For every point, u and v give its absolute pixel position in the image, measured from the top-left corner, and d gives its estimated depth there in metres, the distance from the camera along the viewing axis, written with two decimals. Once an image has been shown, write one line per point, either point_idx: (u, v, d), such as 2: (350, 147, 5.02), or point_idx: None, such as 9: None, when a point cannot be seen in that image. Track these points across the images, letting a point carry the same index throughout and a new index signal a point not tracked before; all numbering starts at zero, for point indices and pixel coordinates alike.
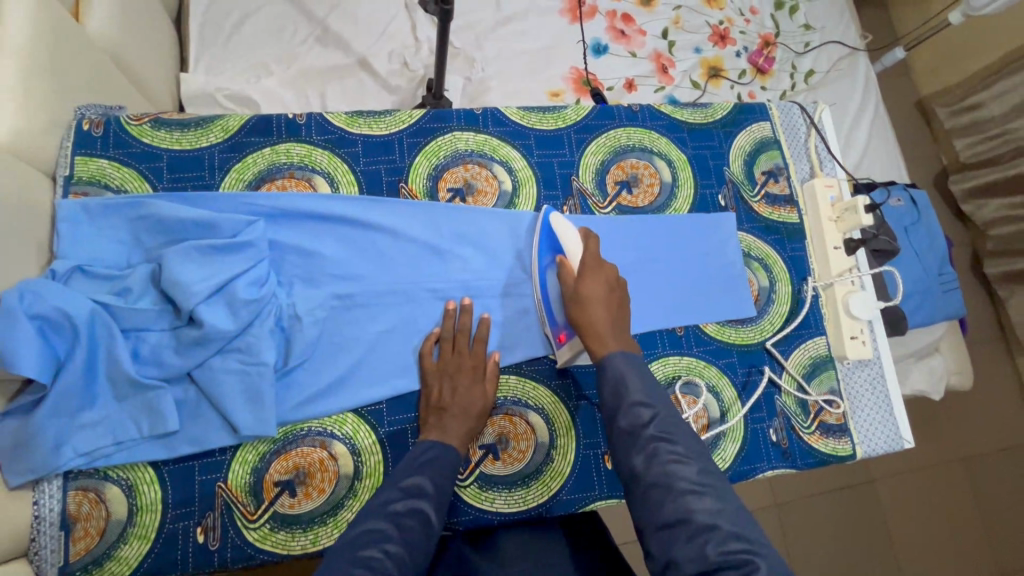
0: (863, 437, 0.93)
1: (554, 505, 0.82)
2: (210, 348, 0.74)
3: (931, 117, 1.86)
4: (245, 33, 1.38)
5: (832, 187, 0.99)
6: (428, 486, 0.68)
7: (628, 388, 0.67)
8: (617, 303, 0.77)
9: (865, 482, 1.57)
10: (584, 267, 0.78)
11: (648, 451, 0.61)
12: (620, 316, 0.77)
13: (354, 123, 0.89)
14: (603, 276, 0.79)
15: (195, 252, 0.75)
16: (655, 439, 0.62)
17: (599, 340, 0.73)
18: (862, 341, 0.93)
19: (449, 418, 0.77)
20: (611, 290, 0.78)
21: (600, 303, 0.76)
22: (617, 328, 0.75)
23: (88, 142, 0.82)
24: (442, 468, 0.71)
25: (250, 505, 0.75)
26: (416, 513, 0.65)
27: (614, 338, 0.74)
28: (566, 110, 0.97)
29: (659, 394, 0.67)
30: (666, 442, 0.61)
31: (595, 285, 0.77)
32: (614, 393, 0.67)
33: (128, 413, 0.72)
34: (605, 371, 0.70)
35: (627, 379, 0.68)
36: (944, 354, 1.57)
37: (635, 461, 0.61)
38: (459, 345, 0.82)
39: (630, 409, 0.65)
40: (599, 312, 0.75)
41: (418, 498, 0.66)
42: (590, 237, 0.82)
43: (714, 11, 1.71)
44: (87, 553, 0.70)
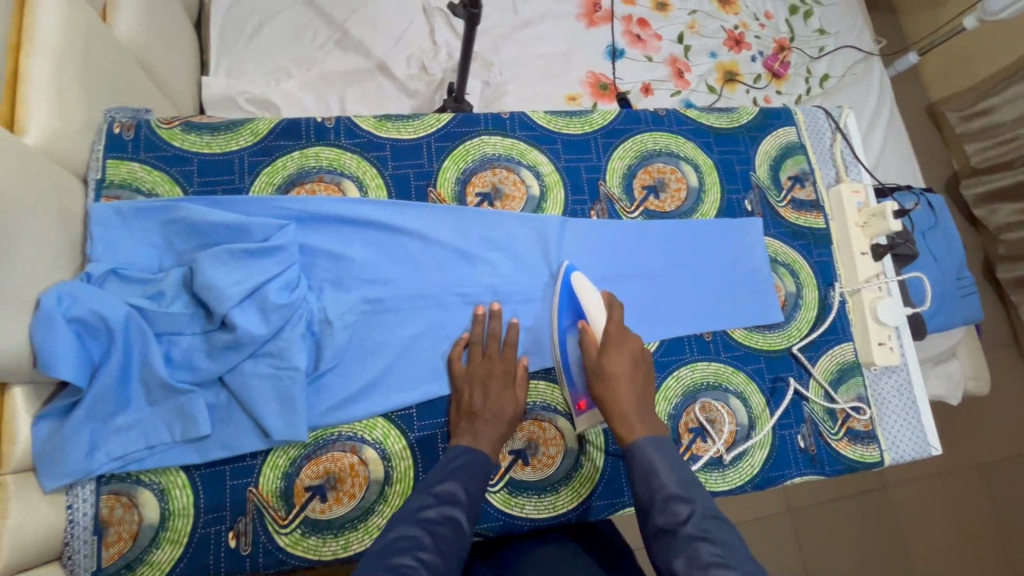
0: (891, 443, 0.93)
1: (584, 511, 0.82)
2: (243, 352, 0.74)
3: (942, 121, 1.85)
4: (264, 36, 1.38)
5: (858, 193, 0.99)
6: (461, 495, 0.68)
7: (661, 478, 0.68)
8: (642, 379, 0.78)
9: (879, 488, 1.57)
10: (608, 342, 0.79)
11: (688, 552, 0.60)
12: (646, 393, 0.77)
13: (383, 127, 0.89)
14: (627, 349, 0.79)
15: (227, 256, 0.75)
16: (694, 537, 0.61)
17: (627, 421, 0.74)
18: (890, 347, 0.93)
19: (480, 424, 0.76)
20: (635, 364, 0.78)
21: (625, 380, 0.76)
22: (643, 406, 0.76)
23: (119, 145, 0.82)
24: (474, 474, 0.71)
25: (282, 510, 0.75)
26: (449, 519, 0.65)
27: (641, 418, 0.74)
28: (593, 115, 0.97)
29: (692, 484, 0.67)
30: (707, 542, 0.61)
31: (620, 360, 0.78)
32: (647, 484, 0.68)
33: (161, 417, 0.72)
34: (636, 458, 0.71)
35: (659, 469, 0.69)
36: (960, 359, 1.57)
37: (675, 563, 0.61)
38: (491, 352, 0.81)
39: (666, 505, 0.65)
40: (625, 389, 0.76)
41: (450, 505, 0.66)
42: (613, 305, 0.83)
43: (729, 16, 1.71)
44: (120, 557, 0.70)
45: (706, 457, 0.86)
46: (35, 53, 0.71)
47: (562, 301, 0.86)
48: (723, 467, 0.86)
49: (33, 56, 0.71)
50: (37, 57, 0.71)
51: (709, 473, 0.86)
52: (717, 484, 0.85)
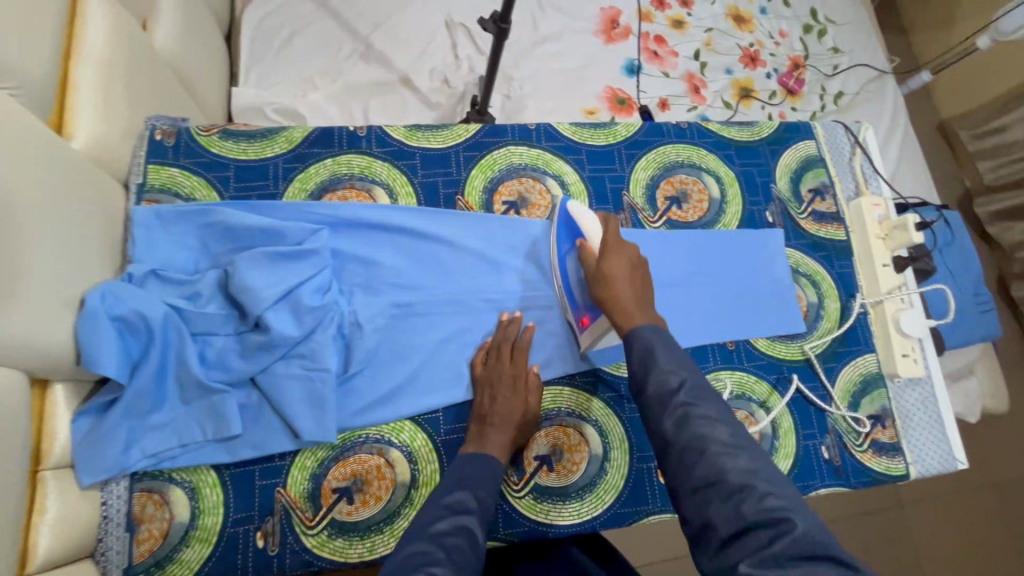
0: (915, 456, 0.92)
1: (608, 519, 0.82)
2: (275, 353, 0.75)
3: (953, 140, 1.87)
4: (292, 49, 1.42)
5: (878, 206, 1.00)
6: (473, 501, 0.65)
7: (656, 356, 0.63)
8: (642, 280, 0.74)
9: (893, 506, 1.54)
10: (606, 244, 0.76)
11: (678, 415, 0.58)
12: (646, 293, 0.73)
13: (413, 136, 0.92)
14: (626, 253, 0.76)
15: (263, 259, 0.76)
16: (685, 403, 0.58)
17: (624, 313, 0.70)
18: (914, 359, 0.93)
19: (490, 427, 0.76)
20: (634, 267, 0.75)
21: (623, 278, 0.73)
22: (643, 303, 0.72)
23: (160, 151, 0.86)
24: (488, 482, 0.68)
25: (309, 512, 0.76)
26: (463, 530, 0.60)
27: (639, 312, 0.70)
28: (617, 127, 0.99)
29: (688, 363, 0.63)
30: (697, 405, 0.58)
31: (618, 262, 0.74)
32: (642, 363, 0.64)
33: (194, 416, 0.74)
34: (632, 344, 0.67)
35: (655, 349, 0.64)
36: (978, 376, 1.55)
37: (665, 426, 0.58)
38: (503, 355, 0.81)
39: (659, 377, 0.61)
40: (623, 287, 0.72)
41: (461, 516, 0.62)
42: (610, 219, 0.80)
43: (744, 33, 1.74)
44: (150, 555, 0.71)
45: None
46: (83, 60, 0.74)
47: (561, 228, 0.86)
48: None
49: (82, 64, 0.74)
50: (85, 64, 0.74)
51: None
52: None
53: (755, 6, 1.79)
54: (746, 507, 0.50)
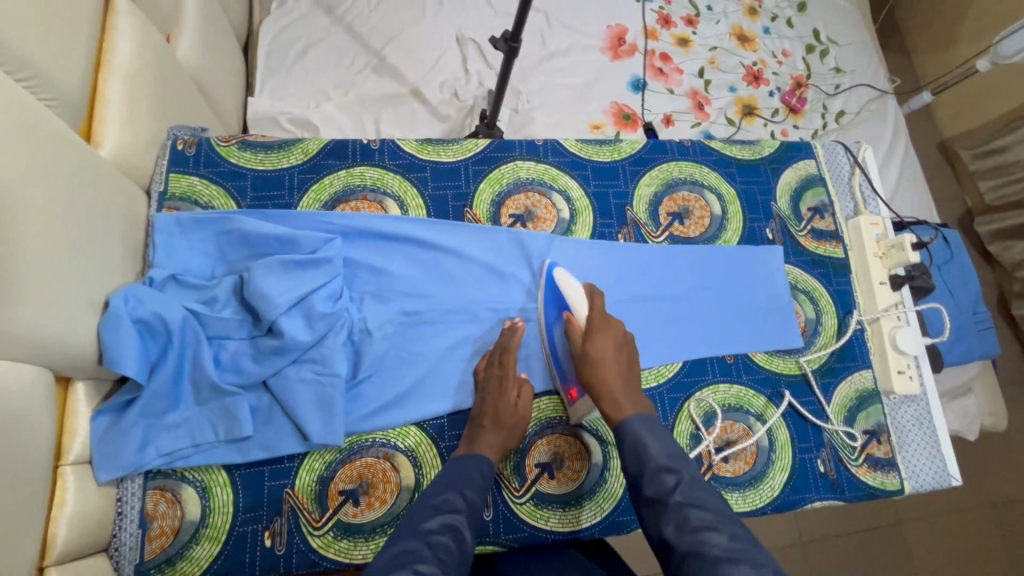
0: (911, 472, 0.94)
1: (606, 526, 0.84)
2: (287, 357, 0.78)
3: (955, 159, 1.89)
4: (306, 60, 1.46)
5: (876, 225, 1.02)
6: (464, 500, 0.67)
7: (649, 451, 0.67)
8: (627, 361, 0.78)
9: (891, 522, 1.55)
10: (592, 326, 0.79)
11: (678, 518, 0.61)
12: (632, 375, 0.77)
13: (424, 150, 0.95)
14: (611, 333, 0.80)
15: (279, 266, 0.79)
16: (683, 504, 0.62)
17: (614, 400, 0.73)
18: (909, 376, 0.95)
19: (484, 428, 0.78)
20: (619, 348, 0.79)
21: (611, 362, 0.76)
22: (630, 388, 0.76)
23: (181, 159, 0.89)
24: (475, 481, 0.70)
25: (316, 512, 0.78)
26: (450, 529, 0.62)
27: (628, 398, 0.74)
28: (622, 143, 1.02)
29: (680, 455, 0.67)
30: (696, 508, 0.61)
31: (604, 344, 0.78)
32: (637, 459, 0.67)
33: (208, 417, 0.76)
34: (623, 433, 0.70)
35: (649, 443, 0.68)
36: (976, 394, 1.57)
37: (665, 531, 0.61)
38: (499, 355, 0.83)
39: (655, 477, 0.65)
40: (612, 371, 0.76)
41: (451, 515, 0.64)
42: (596, 294, 0.83)
43: (748, 52, 1.78)
44: (161, 551, 0.73)
45: (726, 477, 0.88)
46: (111, 73, 0.78)
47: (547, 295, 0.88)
48: (744, 487, 0.88)
49: (110, 77, 0.77)
50: (113, 77, 0.78)
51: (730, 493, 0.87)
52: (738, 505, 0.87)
53: (759, 26, 1.83)
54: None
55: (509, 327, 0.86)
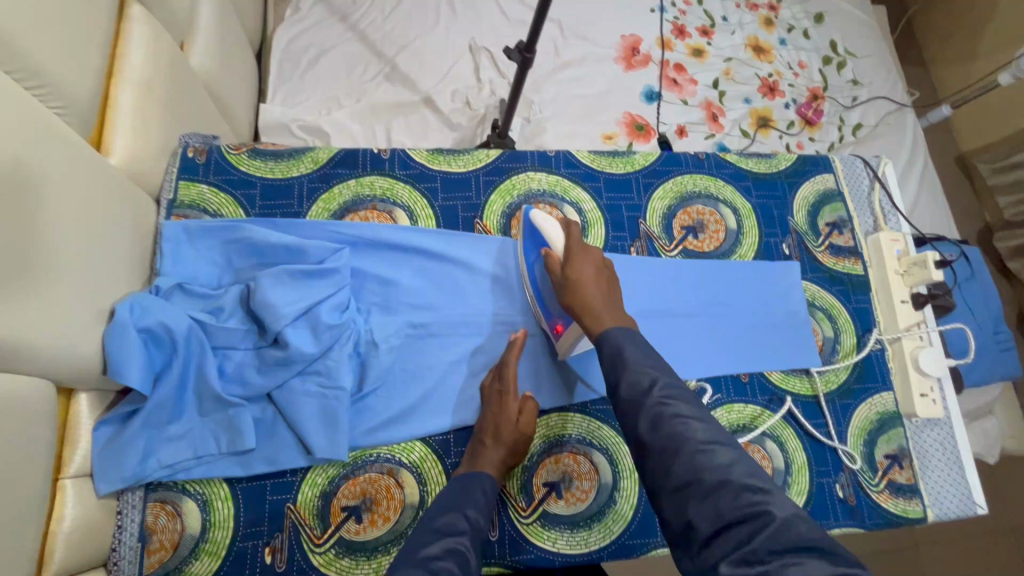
0: (934, 498, 0.90)
1: (615, 549, 0.81)
2: (292, 369, 0.76)
3: (972, 171, 1.86)
4: (319, 68, 1.46)
5: (897, 241, 0.99)
6: (469, 520, 0.65)
7: (626, 357, 0.65)
8: (609, 281, 0.76)
9: (909, 547, 1.50)
10: (570, 250, 0.77)
11: (654, 415, 0.58)
12: (614, 293, 0.74)
13: (435, 160, 0.94)
14: (590, 257, 0.77)
15: (286, 277, 0.78)
16: (660, 402, 0.59)
17: (595, 315, 0.71)
18: (933, 399, 0.91)
19: (489, 445, 0.76)
20: (599, 270, 0.76)
21: (590, 282, 0.74)
22: (612, 304, 0.73)
23: (191, 167, 0.88)
24: (479, 501, 0.69)
25: (317, 529, 0.76)
26: (454, 552, 0.60)
27: (609, 312, 0.71)
28: (635, 156, 1.00)
29: (659, 361, 0.64)
30: (672, 404, 0.58)
31: (582, 266, 0.75)
32: (614, 367, 0.65)
33: (210, 429, 0.75)
34: (604, 346, 0.68)
35: (627, 351, 0.65)
36: (998, 417, 1.52)
37: (641, 427, 0.59)
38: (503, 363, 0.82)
39: (631, 379, 0.62)
40: (591, 291, 0.73)
41: (454, 538, 0.62)
42: (570, 225, 0.81)
43: (764, 64, 1.76)
44: (160, 566, 0.71)
45: None
46: (123, 81, 0.78)
47: (524, 237, 0.87)
48: None
49: (122, 85, 0.78)
50: (126, 86, 0.78)
51: None
52: None
53: (775, 37, 1.81)
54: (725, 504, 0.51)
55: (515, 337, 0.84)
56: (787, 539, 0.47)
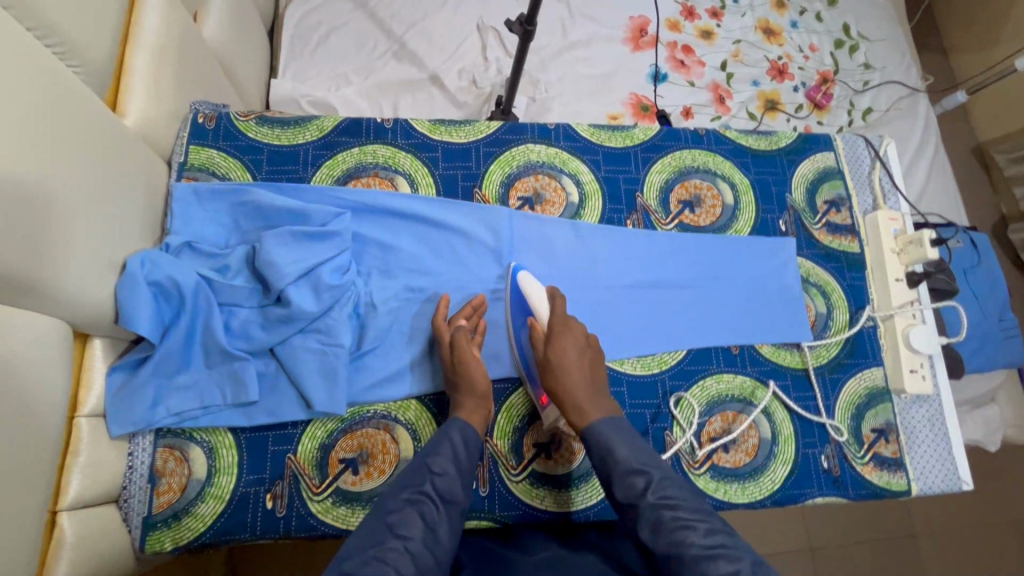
0: (919, 472, 0.92)
1: (600, 509, 0.84)
2: (294, 326, 0.80)
3: (989, 162, 1.84)
4: (328, 45, 1.49)
5: (895, 220, 1.00)
6: (436, 467, 0.68)
7: (615, 455, 0.70)
8: (591, 363, 0.80)
9: (906, 535, 1.51)
10: (555, 330, 0.79)
11: (653, 520, 0.64)
12: (595, 378, 0.79)
13: (437, 130, 0.96)
14: (574, 336, 0.80)
15: (289, 237, 0.81)
16: (657, 505, 0.64)
17: (579, 405, 0.75)
18: (922, 375, 0.92)
19: (461, 394, 0.78)
20: (581, 352, 0.79)
21: (573, 367, 0.77)
22: (594, 391, 0.77)
23: (202, 133, 0.91)
24: (448, 448, 0.70)
25: (316, 479, 0.80)
26: (415, 504, 0.63)
27: (593, 402, 0.76)
28: (635, 130, 1.01)
29: (648, 456, 0.70)
30: (669, 508, 0.64)
31: (566, 348, 0.78)
32: (604, 462, 0.71)
33: (216, 380, 0.79)
34: (590, 440, 0.73)
35: (615, 446, 0.71)
36: (999, 405, 1.53)
37: (643, 534, 0.64)
38: (438, 328, 0.83)
39: (625, 480, 0.68)
40: (575, 377, 0.77)
41: (417, 489, 0.65)
42: (556, 296, 0.83)
43: (774, 47, 1.75)
44: (168, 507, 0.75)
45: (725, 468, 0.87)
46: (138, 47, 0.81)
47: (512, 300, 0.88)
48: (744, 478, 0.87)
49: (137, 50, 0.81)
50: (140, 51, 0.81)
51: (728, 484, 0.87)
52: (736, 496, 0.86)
53: (787, 19, 1.79)
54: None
55: (443, 300, 0.85)
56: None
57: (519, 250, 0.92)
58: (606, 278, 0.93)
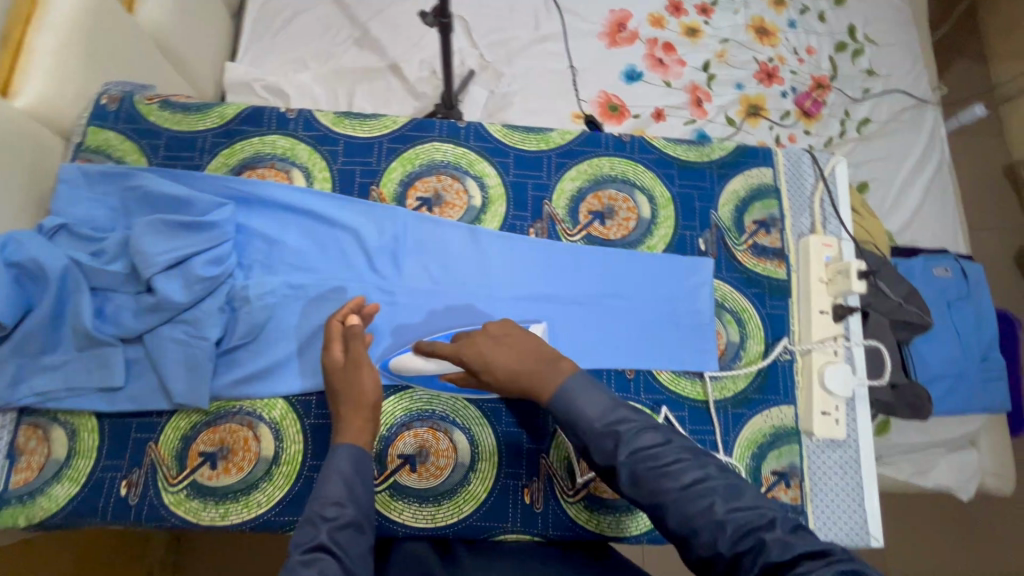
0: (821, 523, 0.84)
1: (462, 528, 0.80)
2: (161, 315, 0.79)
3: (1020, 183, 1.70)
4: (291, 29, 1.47)
5: (829, 246, 0.91)
6: (327, 511, 0.63)
7: (584, 417, 0.64)
8: (507, 340, 0.73)
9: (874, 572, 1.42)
10: (459, 359, 0.75)
11: (631, 473, 0.60)
12: (518, 343, 0.72)
13: (340, 123, 0.93)
14: (476, 344, 0.74)
15: (162, 226, 0.80)
16: (632, 460, 0.60)
17: (534, 386, 0.69)
18: (835, 419, 0.85)
19: (351, 414, 0.74)
20: (495, 343, 0.74)
21: (496, 366, 0.72)
22: (529, 357, 0.71)
23: (102, 114, 0.91)
24: (336, 481, 0.66)
25: (173, 470, 0.79)
26: (312, 562, 0.57)
27: (535, 371, 0.70)
28: (552, 133, 0.96)
29: (610, 405, 0.64)
30: (644, 458, 0.60)
31: (479, 363, 0.73)
32: (575, 432, 0.65)
33: (82, 363, 0.79)
34: (558, 416, 0.66)
35: (581, 409, 0.64)
36: (980, 450, 1.39)
37: (625, 490, 0.60)
38: (331, 329, 0.80)
39: (597, 441, 0.63)
40: (512, 368, 0.71)
41: (314, 542, 0.60)
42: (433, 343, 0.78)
43: (765, 47, 1.63)
44: (24, 484, 0.77)
45: (602, 498, 0.83)
46: (42, 26, 0.84)
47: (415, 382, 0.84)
48: (621, 509, 0.82)
49: (39, 28, 0.84)
50: (44, 30, 0.84)
51: (602, 515, 0.82)
52: (608, 529, 0.82)
53: (783, 19, 1.67)
54: (720, 543, 0.53)
55: (352, 302, 0.83)
56: (786, 552, 0.50)
57: (388, 348, 0.85)
58: (501, 287, 0.89)
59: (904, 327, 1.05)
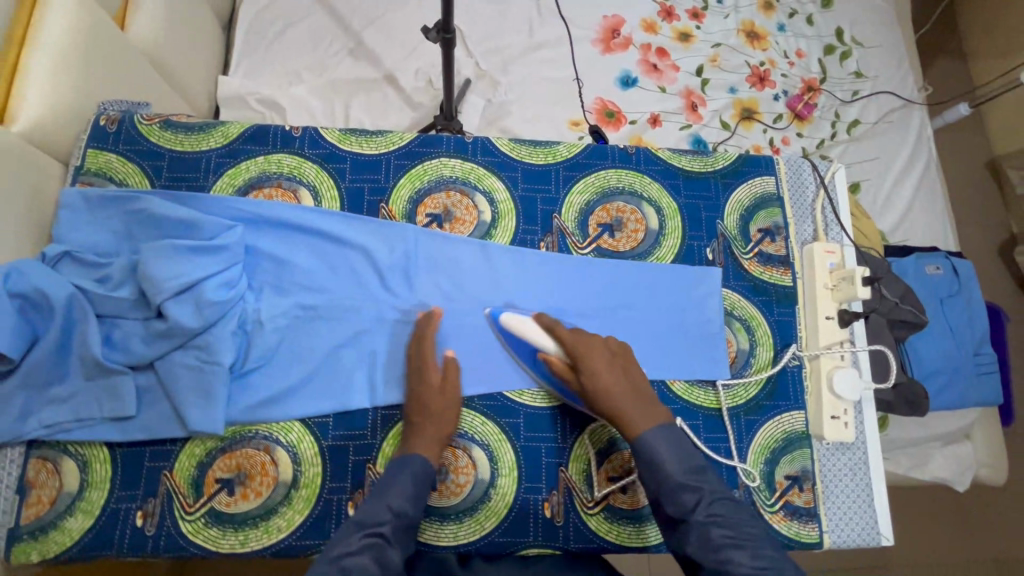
0: (834, 525, 0.86)
1: (484, 544, 0.81)
2: (173, 342, 0.78)
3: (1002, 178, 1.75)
4: (283, 41, 1.46)
5: (832, 253, 0.93)
6: (384, 515, 0.70)
7: (666, 469, 0.72)
8: (622, 368, 0.80)
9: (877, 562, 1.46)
10: (573, 352, 0.80)
11: (700, 534, 0.67)
12: (631, 378, 0.79)
13: (346, 140, 0.92)
14: (597, 351, 0.80)
15: (170, 250, 0.79)
16: (705, 523, 0.67)
17: (629, 414, 0.76)
18: (844, 422, 0.87)
19: (432, 424, 0.78)
20: (611, 362, 0.80)
21: (608, 379, 0.78)
22: (636, 395, 0.78)
23: (101, 136, 0.89)
24: (406, 480, 0.74)
25: (190, 498, 0.78)
26: (369, 547, 0.66)
27: (636, 407, 0.76)
28: (558, 146, 0.96)
29: (695, 469, 0.72)
30: (717, 526, 0.67)
31: (596, 369, 0.78)
32: (653, 471, 0.72)
33: (92, 394, 0.77)
34: (640, 451, 0.74)
35: (667, 458, 0.72)
36: (974, 442, 1.43)
37: (689, 548, 0.67)
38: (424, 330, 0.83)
39: (675, 493, 0.70)
40: (616, 391, 0.77)
41: (371, 531, 0.68)
42: (555, 325, 0.83)
43: (756, 51, 1.65)
44: (36, 519, 0.75)
45: (620, 509, 0.84)
46: (37, 49, 0.82)
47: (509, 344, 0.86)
48: (639, 520, 0.83)
49: (35, 52, 0.82)
50: (39, 53, 0.82)
51: (622, 526, 0.83)
52: (628, 540, 0.83)
53: (773, 22, 1.69)
54: None
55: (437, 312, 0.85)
56: None
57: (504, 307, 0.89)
58: (514, 302, 0.89)
59: (900, 326, 1.07)
